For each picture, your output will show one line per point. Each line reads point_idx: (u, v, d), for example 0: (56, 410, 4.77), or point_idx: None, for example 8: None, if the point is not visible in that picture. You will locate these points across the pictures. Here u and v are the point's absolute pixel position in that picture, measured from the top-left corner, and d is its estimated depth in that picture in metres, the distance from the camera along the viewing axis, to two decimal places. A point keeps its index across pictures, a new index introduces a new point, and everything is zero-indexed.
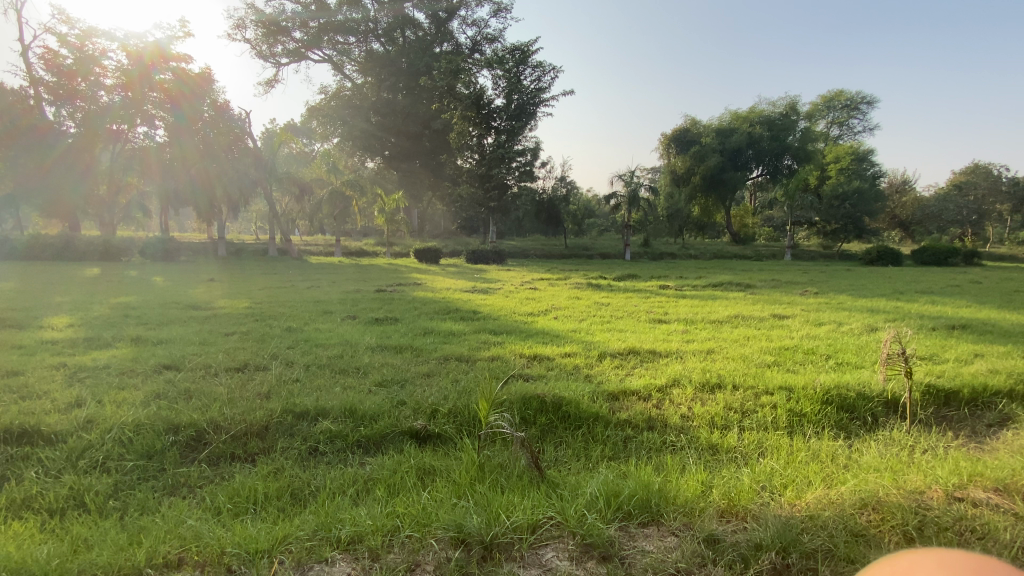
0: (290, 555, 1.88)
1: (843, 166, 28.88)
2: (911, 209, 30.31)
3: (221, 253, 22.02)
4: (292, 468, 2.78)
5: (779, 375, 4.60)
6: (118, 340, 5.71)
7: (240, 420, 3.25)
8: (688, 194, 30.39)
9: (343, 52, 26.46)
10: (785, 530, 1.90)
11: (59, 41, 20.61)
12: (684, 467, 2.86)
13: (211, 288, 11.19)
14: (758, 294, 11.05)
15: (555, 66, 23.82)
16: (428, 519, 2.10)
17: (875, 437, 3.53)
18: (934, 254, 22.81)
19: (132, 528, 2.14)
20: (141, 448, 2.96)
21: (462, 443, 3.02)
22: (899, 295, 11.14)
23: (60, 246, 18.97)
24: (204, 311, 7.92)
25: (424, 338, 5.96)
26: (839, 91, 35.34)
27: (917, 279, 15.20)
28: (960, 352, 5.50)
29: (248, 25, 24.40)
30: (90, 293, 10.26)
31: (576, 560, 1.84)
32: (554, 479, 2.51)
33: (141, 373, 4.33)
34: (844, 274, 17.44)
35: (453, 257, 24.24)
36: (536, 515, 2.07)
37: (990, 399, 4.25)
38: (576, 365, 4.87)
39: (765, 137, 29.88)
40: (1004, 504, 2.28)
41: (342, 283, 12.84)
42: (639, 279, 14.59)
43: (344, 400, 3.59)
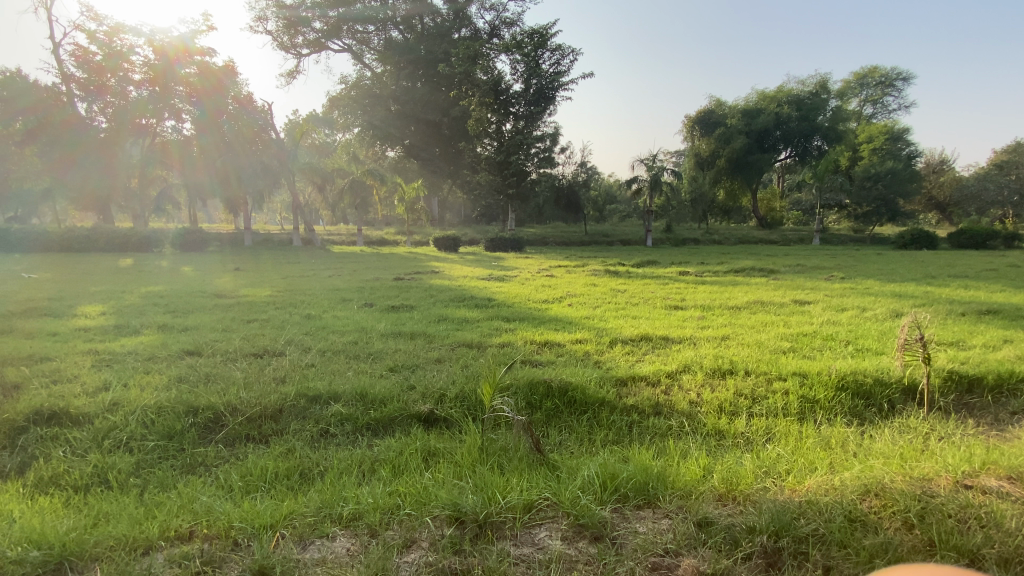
0: (292, 530, 1.96)
1: (877, 146, 28.43)
2: (949, 190, 28.97)
3: (247, 243, 22.54)
4: (303, 449, 2.89)
5: (794, 361, 4.52)
6: (145, 328, 5.94)
7: (255, 403, 3.37)
8: (713, 177, 29.86)
9: (362, 41, 26.57)
10: (779, 513, 1.89)
11: (88, 38, 21.17)
12: (686, 452, 2.85)
13: (235, 277, 11.51)
14: (781, 280, 10.81)
15: (574, 49, 23.47)
16: (427, 498, 2.16)
17: (889, 424, 3.46)
18: (972, 237, 21.90)
19: (149, 504, 2.27)
20: (162, 429, 3.11)
21: (466, 426, 3.07)
22: (930, 280, 10.76)
23: (92, 237, 19.66)
24: (228, 299, 8.18)
25: (438, 325, 6.04)
26: (873, 67, 33.89)
27: (951, 264, 14.69)
28: (989, 339, 5.31)
29: (269, 17, 24.68)
30: (121, 283, 10.66)
31: (567, 539, 1.88)
32: (554, 463, 2.55)
33: (165, 358, 4.52)
34: (875, 258, 16.89)
35: (473, 245, 24.33)
36: (531, 495, 2.11)
37: (1016, 385, 4.10)
38: (587, 351, 4.88)
39: (793, 117, 28.84)
40: (1014, 493, 2.21)
41: (362, 271, 13.01)
42: (659, 265, 14.40)
43: (356, 384, 3.69)
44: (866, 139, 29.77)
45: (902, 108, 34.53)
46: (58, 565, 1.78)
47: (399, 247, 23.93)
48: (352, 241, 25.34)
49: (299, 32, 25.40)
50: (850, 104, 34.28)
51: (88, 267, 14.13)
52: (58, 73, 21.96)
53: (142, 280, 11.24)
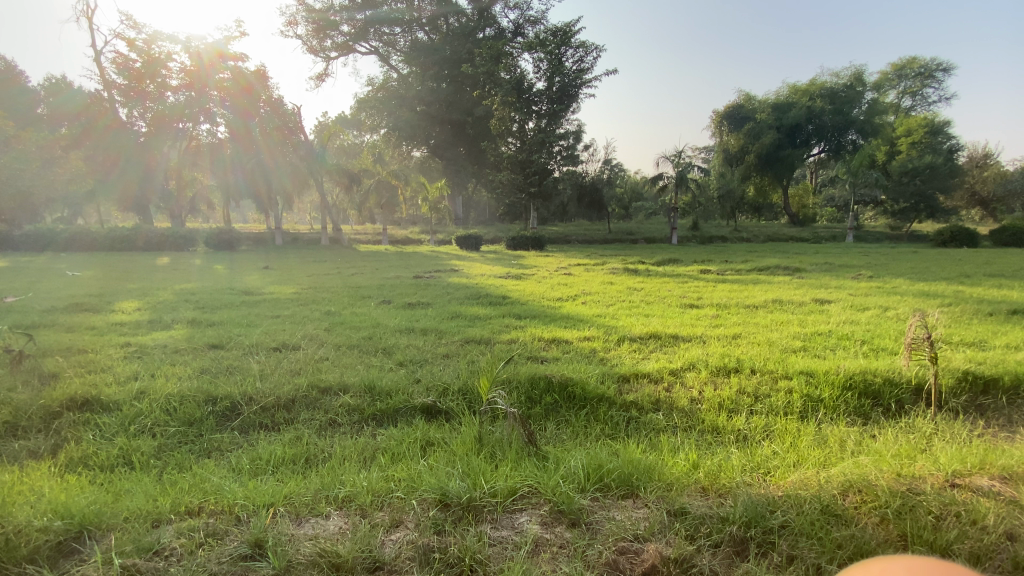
0: (289, 510, 2.11)
1: (915, 140, 27.36)
2: (993, 185, 27.68)
3: (277, 242, 23.27)
4: (311, 437, 3.06)
5: (803, 360, 4.45)
6: (176, 323, 6.28)
7: (269, 393, 3.57)
8: (742, 173, 29.21)
9: (388, 43, 27.05)
10: (753, 505, 1.92)
11: (128, 46, 22.19)
12: (677, 447, 2.89)
13: (264, 275, 11.94)
14: (805, 278, 10.59)
15: (597, 46, 23.37)
16: (418, 484, 2.27)
17: (895, 424, 3.40)
18: (1015, 234, 20.91)
19: (164, 482, 2.47)
20: (183, 416, 3.34)
21: (464, 419, 3.17)
22: (964, 278, 10.37)
23: (134, 237, 20.68)
24: (255, 295, 8.54)
25: (450, 322, 6.19)
26: (912, 58, 32.58)
27: (990, 262, 14.10)
28: (1012, 339, 5.18)
29: (299, 22, 25.34)
30: (157, 280, 11.21)
31: (546, 524, 1.97)
32: (545, 453, 2.64)
33: (191, 351, 4.79)
34: (909, 256, 16.31)
35: (494, 243, 24.52)
36: (516, 483, 2.21)
37: None
38: (594, 349, 4.95)
39: (827, 110, 27.85)
40: (1005, 493, 2.20)
41: (384, 269, 13.34)
42: (680, 264, 14.27)
43: (365, 377, 3.85)
44: (905, 133, 28.55)
45: (943, 99, 33.10)
46: (79, 534, 1.99)
47: (423, 246, 24.35)
48: (377, 240, 25.88)
49: (327, 35, 25.99)
50: (886, 96, 33.04)
51: (128, 265, 14.92)
52: (100, 80, 23.11)
53: (176, 277, 11.76)
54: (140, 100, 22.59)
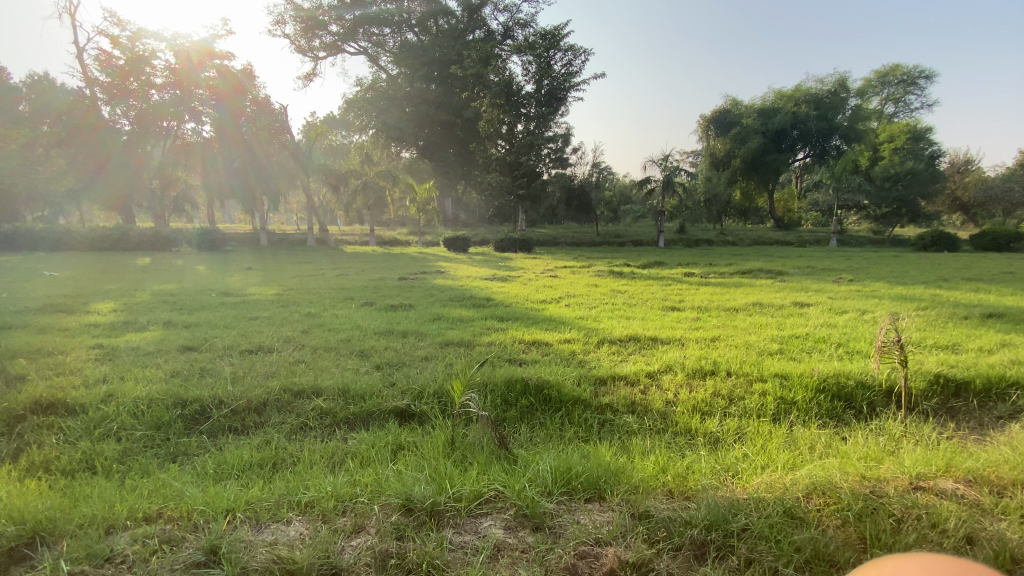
0: (249, 516, 2.07)
1: (897, 146, 27.86)
2: (973, 191, 28.26)
3: (262, 243, 23.01)
4: (281, 440, 3.01)
5: (779, 363, 4.49)
6: (151, 324, 6.17)
7: (240, 396, 3.52)
8: (729, 178, 29.55)
9: (377, 43, 26.92)
10: (716, 509, 1.92)
11: (112, 43, 21.86)
12: (648, 450, 2.89)
13: (247, 276, 11.79)
14: (787, 281, 10.71)
15: (586, 50, 23.47)
16: (384, 488, 2.24)
17: (866, 426, 3.44)
18: (995, 239, 21.36)
19: (125, 487, 2.42)
20: (151, 419, 3.27)
21: (436, 422, 3.15)
22: (942, 282, 10.56)
23: (116, 237, 20.37)
24: (235, 297, 8.44)
25: (432, 324, 6.16)
26: (895, 65, 33.19)
27: (968, 266, 14.39)
28: (984, 342, 5.29)
29: (287, 21, 25.16)
30: (135, 280, 11.00)
31: (509, 529, 1.95)
32: (515, 456, 2.63)
33: (164, 353, 4.71)
34: (891, 260, 16.53)
35: (482, 245, 24.51)
36: (482, 487, 2.19)
37: (1003, 390, 4.09)
38: (573, 351, 4.96)
39: (811, 116, 28.22)
40: (967, 495, 2.23)
41: (369, 270, 13.25)
42: (665, 267, 14.34)
43: (340, 379, 3.80)
44: (887, 139, 29.07)
45: (925, 106, 33.73)
46: (31, 539, 1.94)
47: (411, 248, 24.29)
48: (365, 241, 25.72)
49: (316, 35, 25.83)
50: (870, 103, 33.62)
51: (109, 265, 14.67)
52: (83, 77, 22.72)
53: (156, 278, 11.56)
54: (124, 98, 22.19)
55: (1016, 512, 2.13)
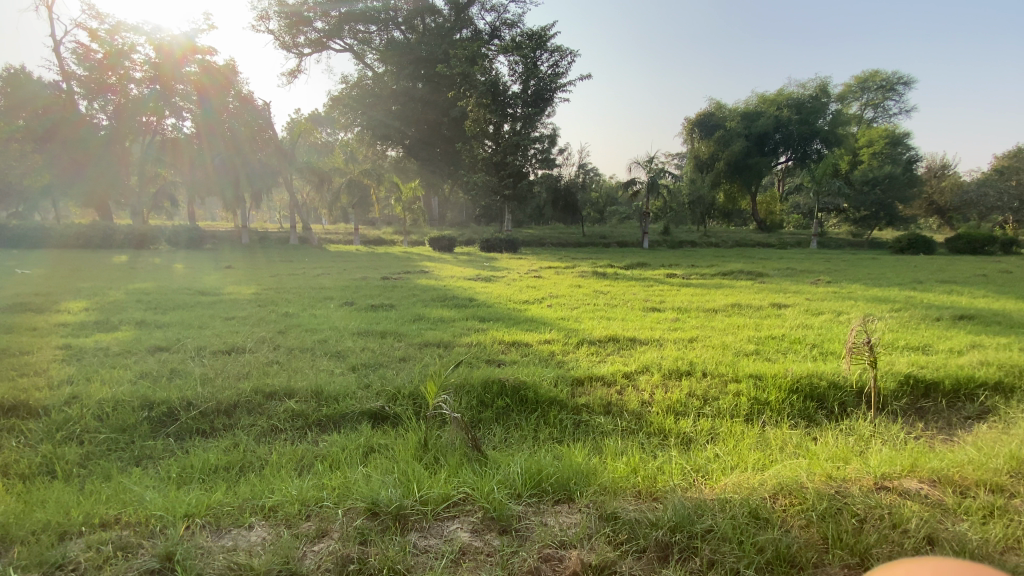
0: (211, 521, 2.03)
1: (876, 150, 28.43)
2: (949, 195, 28.96)
3: (244, 241, 22.63)
4: (249, 443, 2.95)
5: (754, 364, 4.54)
6: (122, 324, 6.02)
7: (210, 398, 3.45)
8: (712, 180, 29.83)
9: (363, 41, 26.68)
10: (682, 510, 1.93)
11: (90, 37, 21.37)
12: (621, 451, 2.90)
13: (226, 275, 11.60)
14: (766, 283, 10.85)
15: (573, 51, 23.55)
16: (351, 492, 2.20)
17: (836, 426, 3.50)
18: (970, 242, 21.88)
19: (83, 492, 2.35)
20: (116, 422, 3.18)
21: (410, 424, 3.11)
22: (917, 284, 10.79)
23: (93, 235, 19.91)
24: (213, 296, 8.29)
25: (412, 324, 6.10)
26: (874, 71, 33.83)
27: (942, 268, 14.72)
28: (954, 344, 5.41)
29: (271, 16, 24.82)
30: (110, 279, 10.73)
31: (476, 532, 1.93)
32: (487, 458, 2.62)
33: (134, 353, 4.59)
34: (870, 262, 16.85)
35: (468, 245, 24.42)
36: (450, 490, 2.17)
37: (971, 390, 4.19)
38: (552, 351, 4.96)
39: (793, 120, 28.68)
40: (929, 495, 2.27)
41: (352, 270, 13.11)
42: (648, 267, 14.44)
43: (314, 381, 3.74)
44: (867, 143, 29.68)
45: (903, 111, 34.43)
46: None
47: (396, 247, 24.12)
48: (349, 240, 25.46)
49: (300, 31, 25.52)
50: (850, 107, 34.21)
51: (84, 263, 14.31)
52: (59, 71, 22.18)
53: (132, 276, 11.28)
54: (103, 92, 21.63)
55: (978, 511, 2.17)
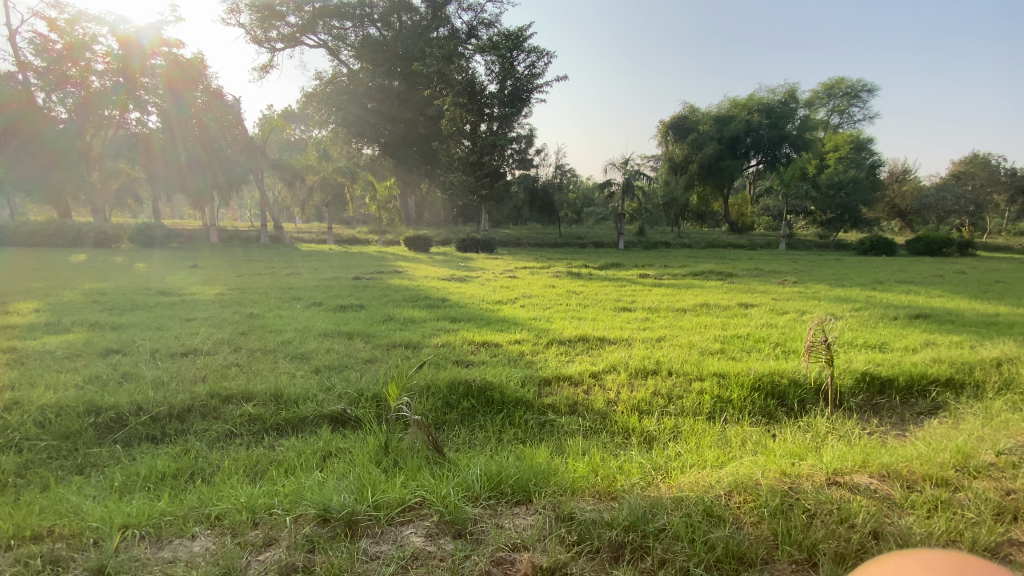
0: (153, 531, 1.94)
1: (841, 155, 29.35)
2: (910, 199, 30.13)
3: (212, 240, 22.00)
4: (202, 449, 2.85)
5: (718, 362, 4.60)
6: (75, 326, 5.76)
7: (162, 402, 3.32)
8: (687, 183, 30.10)
9: (338, 37, 26.23)
10: (638, 509, 1.93)
11: (49, 27, 20.44)
12: (583, 450, 2.90)
13: (191, 274, 11.24)
14: (735, 283, 11.07)
15: (549, 52, 23.58)
16: (302, 498, 2.14)
17: (795, 423, 3.59)
18: (929, 244, 22.78)
19: (16, 503, 2.22)
20: (59, 429, 3.03)
21: (371, 427, 3.05)
22: (878, 285, 11.16)
23: (51, 233, 19.09)
24: (175, 296, 8.02)
25: (381, 325, 6.01)
26: (840, 78, 34.97)
27: (903, 269, 15.28)
28: (909, 342, 5.60)
29: (242, 10, 24.19)
30: (67, 279, 10.30)
31: (431, 536, 1.90)
32: (447, 460, 2.58)
33: (85, 357, 4.40)
34: (834, 263, 17.38)
35: (444, 245, 24.26)
36: (406, 495, 2.12)
37: (924, 387, 4.34)
38: (522, 351, 4.95)
39: (763, 125, 29.39)
40: (879, 491, 2.32)
41: (323, 269, 12.87)
42: (622, 268, 14.59)
43: (274, 384, 3.64)
44: (833, 148, 30.62)
45: (867, 118, 35.66)
46: None
47: (370, 247, 23.81)
48: (322, 239, 24.99)
49: (273, 26, 24.97)
50: (817, 113, 35.28)
51: (39, 261, 13.70)
52: (15, 62, 21.10)
53: (90, 276, 10.84)
54: (63, 85, 20.80)
55: (924, 505, 2.22)
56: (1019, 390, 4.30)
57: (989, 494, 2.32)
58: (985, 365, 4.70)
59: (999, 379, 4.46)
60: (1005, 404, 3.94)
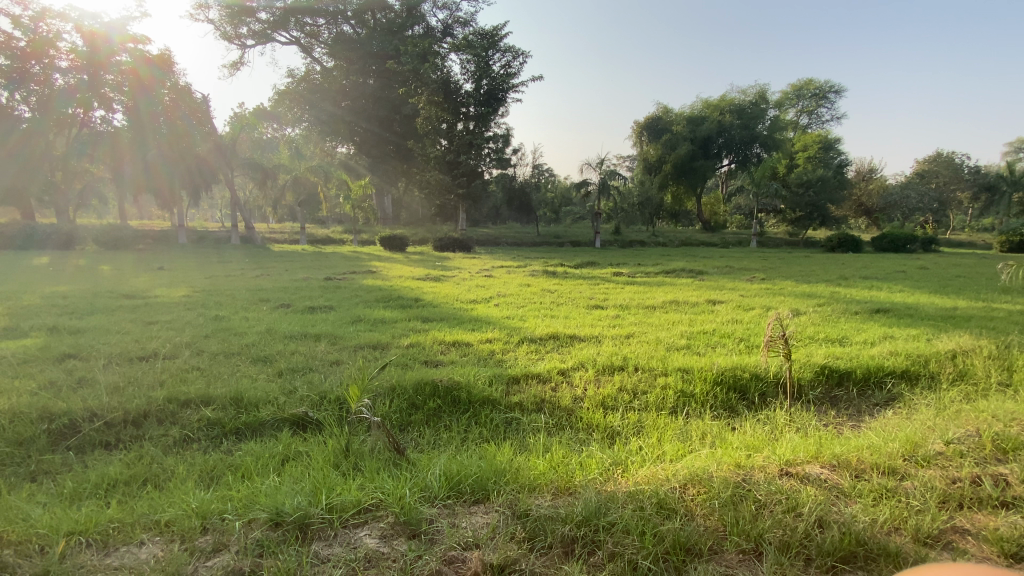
0: (98, 538, 1.88)
1: (810, 154, 30.16)
2: (875, 197, 31.17)
3: (181, 241, 21.39)
4: (158, 455, 2.77)
5: (683, 359, 4.68)
6: (31, 331, 5.54)
7: (117, 408, 3.22)
8: (660, 183, 30.80)
9: (311, 34, 25.76)
10: (593, 504, 1.96)
11: (11, 23, 19.50)
12: (543, 448, 2.91)
13: (158, 276, 10.87)
14: (706, 280, 11.27)
15: (524, 51, 23.60)
16: (257, 502, 2.10)
17: (755, 417, 3.68)
18: (893, 241, 23.60)
19: None
20: (8, 436, 2.91)
21: (332, 430, 3.02)
22: (843, 281, 11.51)
23: (8, 234, 18.29)
24: (139, 299, 7.77)
25: (350, 326, 5.92)
26: (808, 80, 35.86)
27: (867, 265, 15.79)
28: (869, 336, 5.80)
29: (210, 5, 23.58)
30: (23, 283, 9.88)
31: (385, 537, 1.88)
32: (409, 461, 2.57)
33: (40, 362, 4.24)
34: (803, 260, 17.89)
35: (421, 244, 24.09)
36: (363, 496, 2.11)
37: (879, 379, 4.50)
38: (492, 350, 4.95)
39: (734, 125, 29.99)
40: (830, 480, 2.39)
41: (295, 270, 12.63)
42: (596, 266, 14.70)
43: (235, 387, 3.56)
44: (802, 148, 31.46)
45: (834, 118, 36.72)
46: None
47: (345, 247, 23.47)
48: (295, 240, 24.52)
49: (243, 22, 24.37)
50: (786, 114, 36.17)
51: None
52: None
53: (49, 279, 10.42)
54: (23, 82, 19.80)
55: (871, 493, 2.25)
56: (969, 380, 4.48)
57: (935, 482, 2.32)
58: (938, 357, 4.89)
59: (952, 370, 4.63)
60: (955, 394, 4.09)
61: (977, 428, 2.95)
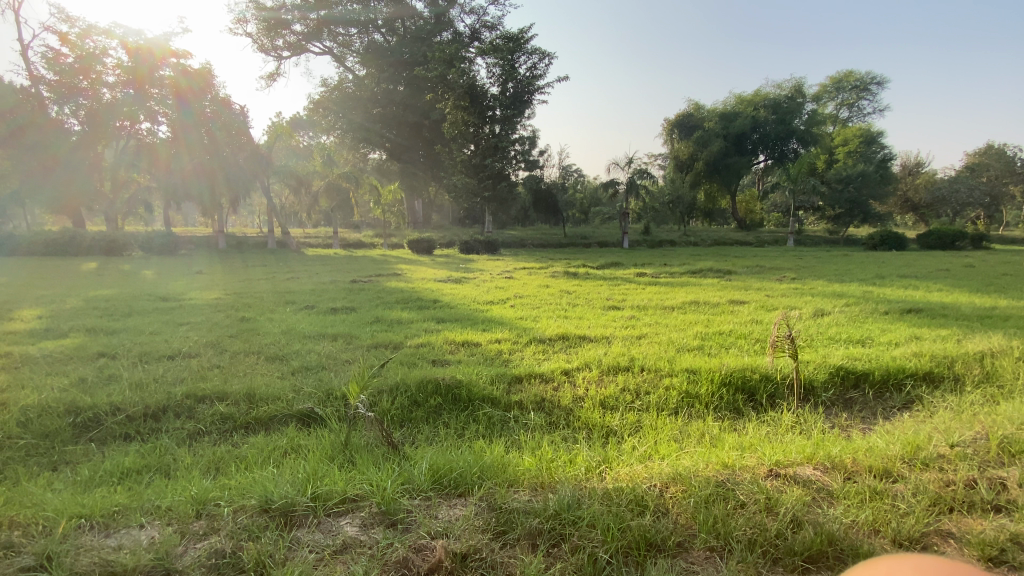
0: (99, 522, 2.05)
1: (851, 149, 29.00)
2: (922, 192, 29.71)
3: (221, 246, 22.36)
4: (172, 446, 2.97)
5: (692, 359, 4.63)
6: (71, 331, 5.95)
7: (138, 403, 3.45)
8: (692, 180, 30.13)
9: (343, 44, 26.49)
10: (565, 499, 2.00)
11: (60, 40, 20.99)
12: (532, 445, 2.95)
13: (193, 281, 11.41)
14: (733, 280, 11.01)
15: (550, 53, 23.58)
16: (247, 492, 2.22)
17: (760, 418, 3.61)
18: (941, 238, 22.42)
19: None
20: (39, 429, 3.17)
21: (331, 425, 3.14)
22: (879, 280, 11.04)
23: (64, 241, 19.55)
24: (173, 302, 8.21)
25: (366, 326, 6.10)
26: (848, 71, 34.45)
27: (910, 264, 15.05)
28: (894, 336, 5.56)
29: (249, 20, 24.54)
30: (71, 287, 10.54)
31: (364, 526, 1.97)
32: (400, 454, 2.67)
33: (77, 360, 4.57)
34: (839, 258, 17.27)
35: (448, 247, 24.45)
36: (348, 489, 2.20)
37: (900, 380, 4.33)
38: (500, 350, 5.02)
39: (769, 120, 29.14)
40: (820, 482, 2.33)
41: (323, 273, 13.01)
42: (620, 267, 14.55)
43: (249, 384, 3.76)
44: (842, 142, 30.30)
45: (876, 110, 35.20)
46: None
47: (375, 250, 23.98)
48: (328, 244, 25.31)
49: (279, 34, 25.28)
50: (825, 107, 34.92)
51: (52, 270, 14.08)
52: (28, 75, 21.61)
53: (96, 283, 11.11)
54: (73, 96, 21.27)
55: (859, 495, 2.21)
56: (995, 382, 4.27)
57: (928, 484, 2.27)
58: (965, 358, 4.66)
59: (978, 371, 4.43)
60: (978, 396, 3.91)
61: (987, 431, 2.84)
